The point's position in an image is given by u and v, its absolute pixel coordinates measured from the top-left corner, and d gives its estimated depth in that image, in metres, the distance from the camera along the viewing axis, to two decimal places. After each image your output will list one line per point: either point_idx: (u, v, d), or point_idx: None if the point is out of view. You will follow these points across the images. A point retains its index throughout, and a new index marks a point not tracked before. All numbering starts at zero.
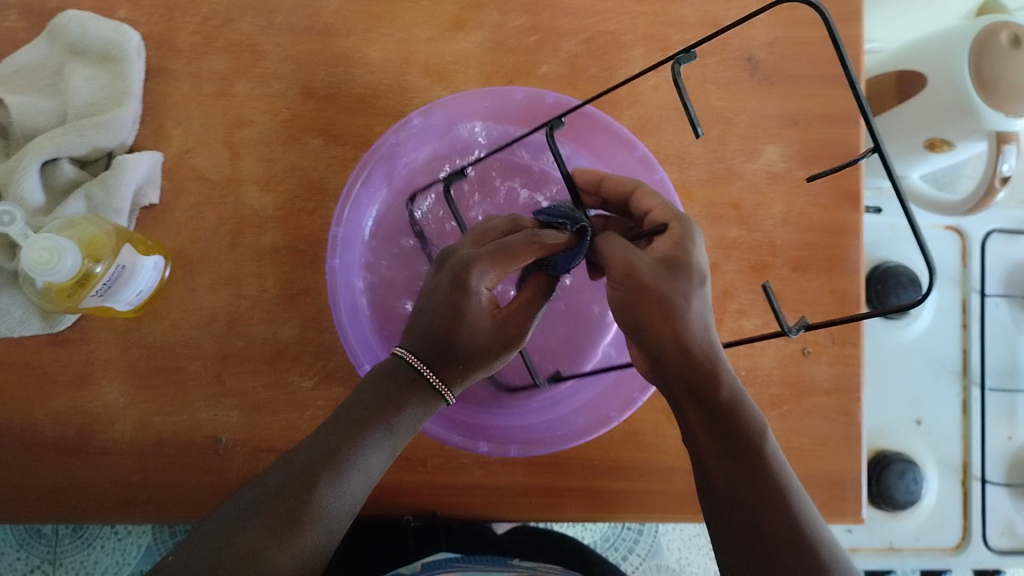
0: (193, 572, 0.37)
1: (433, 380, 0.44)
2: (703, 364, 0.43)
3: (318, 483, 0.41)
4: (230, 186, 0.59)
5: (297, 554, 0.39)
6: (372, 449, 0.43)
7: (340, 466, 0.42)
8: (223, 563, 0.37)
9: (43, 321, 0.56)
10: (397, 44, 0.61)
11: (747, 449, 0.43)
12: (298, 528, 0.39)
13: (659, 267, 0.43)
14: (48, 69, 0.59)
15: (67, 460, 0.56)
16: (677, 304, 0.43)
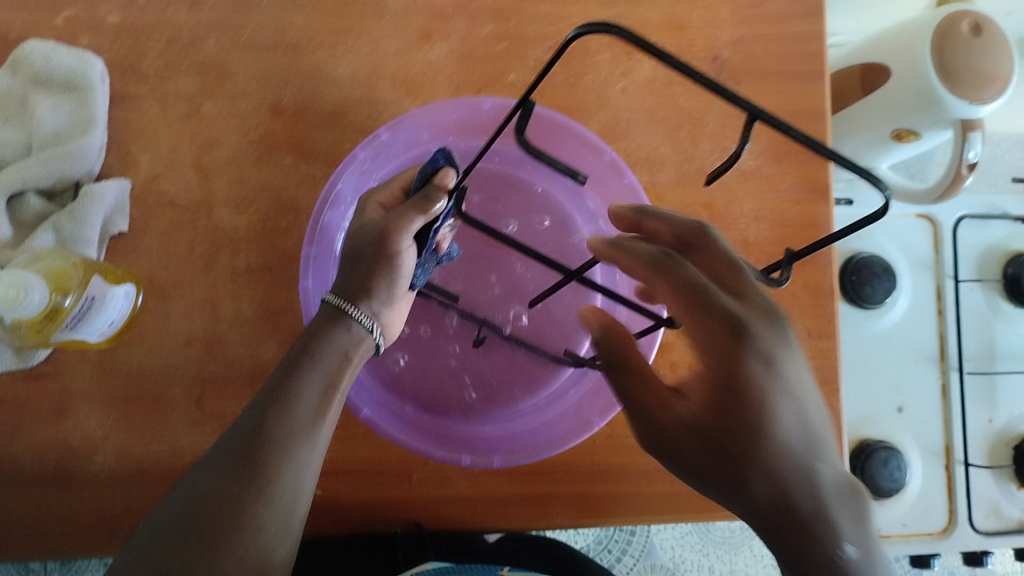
0: (173, 526, 0.39)
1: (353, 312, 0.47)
2: (753, 340, 0.38)
3: (270, 422, 0.43)
4: (200, 209, 0.58)
5: (269, 491, 0.41)
6: (312, 383, 0.45)
7: (288, 403, 0.44)
8: (195, 519, 0.40)
9: (17, 356, 0.55)
10: (363, 59, 0.61)
11: (826, 534, 0.34)
12: (261, 470, 0.41)
13: (723, 410, 0.37)
14: (12, 99, 0.59)
15: (47, 494, 0.55)
16: (756, 456, 0.36)
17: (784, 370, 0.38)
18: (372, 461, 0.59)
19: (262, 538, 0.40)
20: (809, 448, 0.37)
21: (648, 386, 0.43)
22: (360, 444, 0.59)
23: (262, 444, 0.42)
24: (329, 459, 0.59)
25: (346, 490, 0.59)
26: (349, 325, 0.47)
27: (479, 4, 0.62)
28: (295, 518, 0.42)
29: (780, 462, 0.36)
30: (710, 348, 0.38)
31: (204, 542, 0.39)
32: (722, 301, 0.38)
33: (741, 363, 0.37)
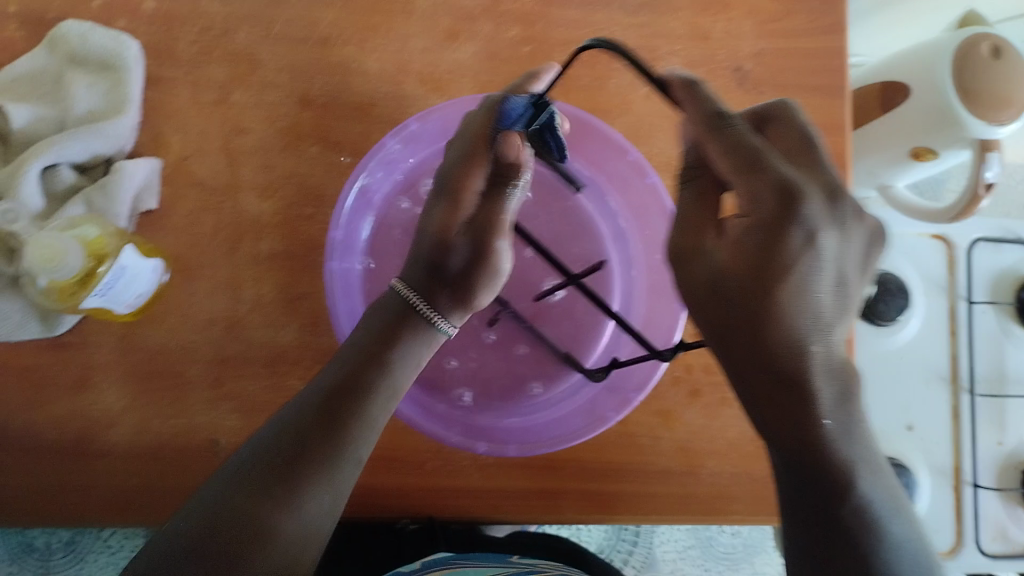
0: (253, 479, 0.41)
1: (423, 310, 0.49)
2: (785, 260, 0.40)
3: (349, 399, 0.45)
4: (227, 193, 0.60)
5: (339, 464, 0.44)
6: (393, 371, 0.48)
7: (352, 401, 0.45)
8: (272, 476, 0.42)
9: (42, 325, 0.56)
10: (392, 55, 0.62)
11: (849, 503, 0.42)
12: (317, 462, 0.43)
13: (750, 266, 0.40)
14: (47, 77, 0.60)
15: (64, 464, 0.56)
16: (766, 316, 0.40)
17: (821, 243, 0.40)
18: (385, 447, 0.60)
19: (304, 527, 0.41)
20: (837, 403, 0.41)
21: (698, 214, 0.44)
22: None
23: (319, 439, 0.43)
24: None
25: (358, 476, 0.60)
26: (422, 329, 0.49)
27: (507, 6, 0.64)
28: (333, 512, 0.44)
29: (782, 323, 0.40)
30: (756, 209, 0.40)
31: (276, 500, 0.41)
32: (774, 164, 0.40)
33: (785, 228, 0.39)
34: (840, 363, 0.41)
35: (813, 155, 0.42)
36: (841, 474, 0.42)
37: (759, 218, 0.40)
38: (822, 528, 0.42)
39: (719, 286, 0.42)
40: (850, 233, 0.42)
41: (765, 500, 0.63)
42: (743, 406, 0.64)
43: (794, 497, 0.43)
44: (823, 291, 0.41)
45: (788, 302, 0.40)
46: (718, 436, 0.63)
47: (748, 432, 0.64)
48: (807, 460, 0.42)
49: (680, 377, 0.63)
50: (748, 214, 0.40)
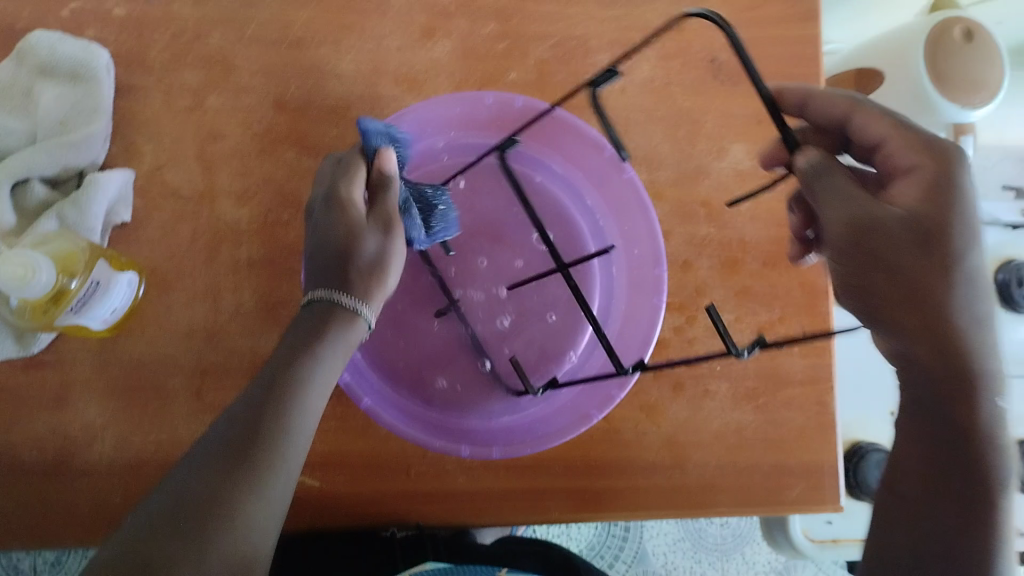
0: (164, 510, 0.39)
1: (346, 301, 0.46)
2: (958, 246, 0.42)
3: (267, 416, 0.43)
4: (203, 200, 0.59)
5: (260, 484, 0.41)
6: (309, 382, 0.45)
7: (281, 400, 0.44)
8: (186, 504, 0.40)
9: (18, 345, 0.55)
10: (366, 55, 0.62)
11: (997, 508, 0.44)
12: (250, 471, 0.41)
13: (951, 220, 0.42)
14: (17, 89, 0.59)
15: (44, 483, 0.55)
16: (939, 288, 0.42)
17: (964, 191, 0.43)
18: (371, 453, 0.60)
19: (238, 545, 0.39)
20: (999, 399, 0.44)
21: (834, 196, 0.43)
22: (361, 436, 0.60)
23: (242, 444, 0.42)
24: (329, 450, 0.59)
25: (346, 483, 0.59)
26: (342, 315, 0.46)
27: (482, 3, 0.63)
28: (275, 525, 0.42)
29: (956, 287, 0.42)
30: (925, 164, 0.44)
31: (189, 526, 0.39)
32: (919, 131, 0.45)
33: (948, 166, 0.43)
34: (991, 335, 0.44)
35: (951, 151, 0.44)
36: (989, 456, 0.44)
37: (916, 213, 0.42)
38: (950, 523, 0.44)
39: (929, 246, 0.42)
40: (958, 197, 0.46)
41: (752, 491, 0.63)
42: (727, 398, 0.64)
43: (944, 482, 0.45)
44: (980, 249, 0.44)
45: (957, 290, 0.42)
46: (703, 427, 0.64)
47: (733, 424, 0.64)
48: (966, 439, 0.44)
49: (662, 371, 0.64)
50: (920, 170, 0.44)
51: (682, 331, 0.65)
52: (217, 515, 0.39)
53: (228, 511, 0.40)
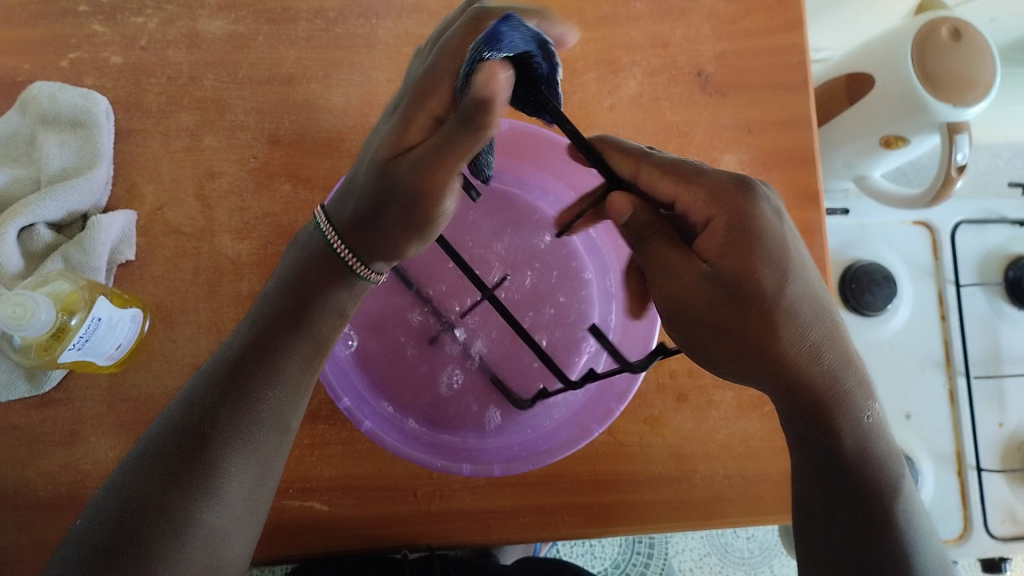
0: (195, 403, 0.45)
1: (348, 259, 0.47)
2: (764, 311, 0.42)
3: (279, 335, 0.47)
4: (204, 235, 0.60)
5: (269, 399, 0.46)
6: (320, 316, 0.47)
7: (291, 321, 0.47)
8: (214, 395, 0.45)
9: (29, 382, 0.57)
10: (356, 88, 0.64)
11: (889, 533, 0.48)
12: (256, 379, 0.46)
13: (758, 264, 0.42)
14: (21, 139, 0.61)
15: (58, 517, 0.56)
16: (778, 333, 0.43)
17: (784, 216, 0.45)
18: (377, 477, 0.60)
19: (236, 492, 0.44)
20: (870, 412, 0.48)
21: (672, 249, 0.44)
22: (366, 459, 0.60)
23: (216, 434, 0.44)
24: (336, 475, 0.59)
25: (354, 507, 0.59)
26: (349, 287, 0.48)
27: None
28: (263, 463, 0.46)
29: (807, 312, 0.44)
30: (720, 206, 0.43)
31: (209, 421, 0.44)
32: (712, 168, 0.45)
33: (753, 201, 0.43)
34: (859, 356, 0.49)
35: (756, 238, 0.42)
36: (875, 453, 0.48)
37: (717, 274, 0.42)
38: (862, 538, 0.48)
39: (739, 291, 0.42)
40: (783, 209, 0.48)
41: (762, 500, 0.62)
42: (731, 408, 0.64)
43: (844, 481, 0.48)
44: (813, 273, 0.45)
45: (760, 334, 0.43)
46: (707, 439, 0.63)
47: (738, 433, 0.63)
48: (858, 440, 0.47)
49: (666, 383, 0.63)
50: (720, 221, 0.43)
51: None
52: (238, 416, 0.45)
53: (245, 425, 0.45)
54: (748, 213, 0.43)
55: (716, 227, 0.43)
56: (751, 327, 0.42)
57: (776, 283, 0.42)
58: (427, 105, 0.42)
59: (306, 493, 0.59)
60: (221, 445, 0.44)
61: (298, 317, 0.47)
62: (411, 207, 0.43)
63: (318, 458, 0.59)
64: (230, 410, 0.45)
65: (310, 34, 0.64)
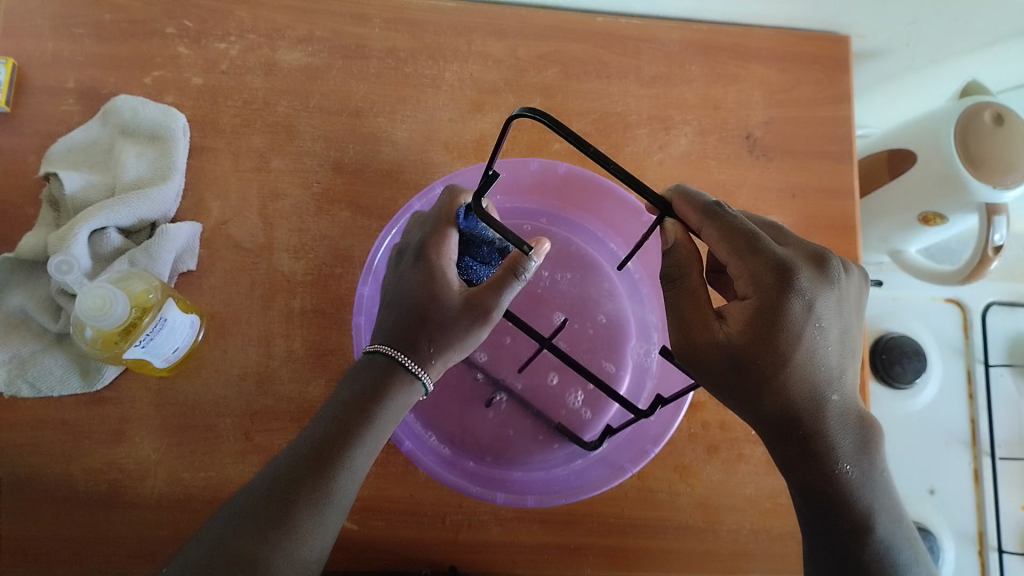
0: (282, 470, 0.46)
1: (405, 362, 0.50)
2: (762, 376, 0.44)
3: (352, 418, 0.48)
4: (264, 252, 0.63)
5: (342, 475, 0.47)
6: (394, 404, 0.49)
7: (370, 406, 0.48)
8: (299, 464, 0.46)
9: (83, 380, 0.59)
10: (419, 125, 0.67)
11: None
12: (334, 455, 0.46)
13: (765, 351, 0.43)
14: (100, 148, 0.64)
15: (99, 513, 0.58)
16: (762, 397, 0.44)
17: (819, 307, 0.44)
18: (409, 501, 0.61)
19: (306, 555, 0.44)
20: (869, 470, 0.46)
21: (694, 305, 0.46)
22: (397, 483, 0.61)
23: (298, 501, 0.45)
24: (369, 496, 0.60)
25: (382, 527, 0.60)
26: (408, 378, 0.50)
27: (528, 80, 0.68)
28: (327, 537, 0.46)
29: (798, 390, 0.44)
30: (758, 290, 0.43)
31: (288, 491, 0.45)
32: (770, 246, 0.44)
33: (788, 299, 0.43)
34: (857, 415, 0.46)
35: (777, 322, 0.43)
36: (857, 516, 0.45)
37: (733, 348, 0.44)
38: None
39: (749, 368, 0.44)
40: (843, 289, 0.46)
41: (785, 557, 0.63)
42: (761, 463, 0.64)
43: (819, 527, 0.47)
44: (833, 354, 0.45)
45: (762, 395, 0.44)
46: (736, 491, 0.63)
47: (767, 490, 0.64)
48: (830, 497, 0.45)
49: (697, 433, 0.64)
50: (750, 302, 0.44)
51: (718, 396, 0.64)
52: (314, 488, 0.45)
53: (318, 498, 0.45)
54: (789, 299, 0.43)
55: (743, 306, 0.44)
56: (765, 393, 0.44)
57: (783, 360, 0.43)
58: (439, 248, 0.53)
59: None
60: (298, 514, 0.44)
61: (376, 400, 0.48)
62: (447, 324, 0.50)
63: None
64: (313, 479, 0.46)
65: (381, 71, 0.67)
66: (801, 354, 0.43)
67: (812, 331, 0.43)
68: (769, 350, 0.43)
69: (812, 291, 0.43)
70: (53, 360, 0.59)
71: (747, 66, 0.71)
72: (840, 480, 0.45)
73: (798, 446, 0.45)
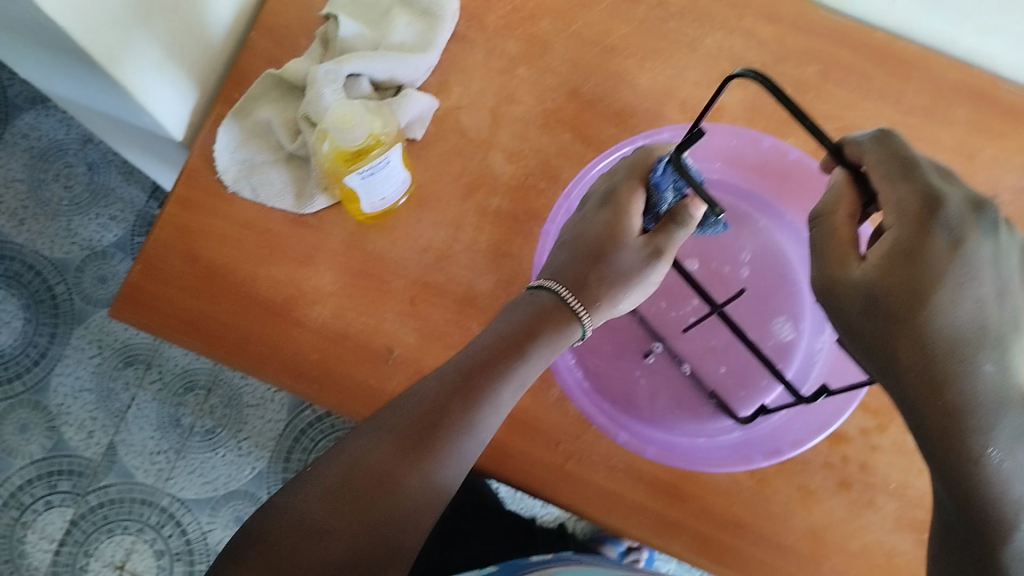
0: (429, 397, 0.49)
1: (573, 305, 0.53)
2: (898, 320, 0.42)
3: (501, 361, 0.51)
4: (483, 146, 0.66)
5: (486, 409, 0.49)
6: (542, 354, 0.52)
7: (521, 353, 0.51)
8: (448, 393, 0.49)
9: (296, 201, 0.64)
10: (665, 78, 0.67)
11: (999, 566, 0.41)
12: (480, 392, 0.49)
13: (902, 291, 0.42)
14: (378, 7, 0.69)
15: (268, 320, 0.63)
16: (897, 343, 0.42)
17: (970, 251, 0.42)
18: (531, 416, 0.62)
19: (444, 477, 0.48)
20: (1018, 454, 0.41)
21: (842, 248, 0.45)
22: (527, 395, 0.62)
23: (440, 432, 0.48)
24: None
25: (498, 431, 0.62)
26: (570, 328, 0.53)
27: (785, 70, 0.68)
28: (465, 460, 0.49)
29: (938, 337, 0.41)
30: (901, 223, 0.43)
31: (435, 420, 0.48)
32: (924, 177, 0.43)
33: (928, 236, 0.42)
34: (1011, 390, 0.41)
35: (920, 261, 0.42)
36: (995, 508, 0.41)
37: (874, 290, 0.43)
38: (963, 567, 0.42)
39: (888, 316, 0.42)
40: (1001, 243, 0.43)
41: None
42: (888, 519, 0.61)
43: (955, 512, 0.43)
44: (983, 306, 0.41)
45: (898, 345, 0.42)
46: (851, 534, 0.61)
47: (886, 546, 0.60)
48: (966, 474, 0.42)
49: (833, 464, 0.61)
50: (890, 237, 0.43)
51: (867, 434, 0.62)
52: (459, 420, 0.48)
53: (463, 429, 0.48)
54: (935, 238, 0.42)
55: (884, 243, 0.43)
56: (903, 341, 0.42)
57: (924, 304, 0.41)
58: (624, 197, 0.54)
59: None
60: (443, 441, 0.48)
61: (525, 346, 0.51)
62: (615, 274, 0.54)
63: None
64: (459, 410, 0.48)
65: (646, 17, 0.68)
66: (948, 301, 0.41)
67: (959, 274, 0.41)
68: (903, 288, 0.42)
69: (963, 235, 0.42)
70: (277, 174, 0.65)
71: (1017, 126, 0.67)
72: (982, 458, 0.41)
73: (937, 410, 0.41)
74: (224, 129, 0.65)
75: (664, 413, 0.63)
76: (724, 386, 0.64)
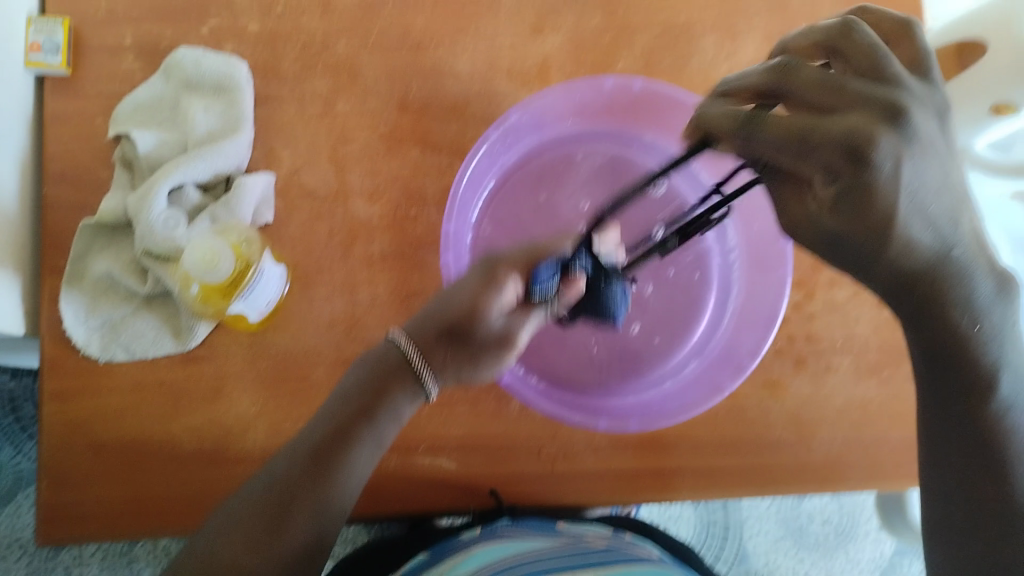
0: (280, 477, 0.46)
1: (420, 370, 0.50)
2: (875, 246, 0.40)
3: (351, 426, 0.48)
4: (338, 199, 0.62)
5: (340, 476, 0.47)
6: (388, 412, 0.49)
7: (369, 413, 0.49)
8: (295, 466, 0.46)
9: (176, 340, 0.59)
10: (481, 54, 0.65)
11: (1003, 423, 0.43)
12: (332, 464, 0.47)
13: (864, 232, 0.39)
14: (165, 104, 0.63)
15: (206, 470, 0.58)
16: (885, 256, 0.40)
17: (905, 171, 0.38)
18: (502, 434, 0.61)
19: (295, 548, 0.45)
20: (1000, 313, 0.43)
21: (794, 186, 0.42)
22: (492, 418, 0.61)
23: (291, 508, 0.45)
24: (465, 431, 0.61)
25: (480, 464, 0.60)
26: (410, 391, 0.50)
27: None
28: (327, 529, 0.46)
29: (914, 249, 0.40)
30: (837, 175, 0.38)
31: (285, 500, 0.45)
32: (835, 121, 0.38)
33: (869, 176, 0.37)
34: (980, 251, 0.42)
35: (868, 201, 0.38)
36: (984, 373, 0.43)
37: (848, 228, 0.40)
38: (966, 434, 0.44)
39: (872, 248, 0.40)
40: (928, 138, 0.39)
41: (879, 461, 0.63)
42: (848, 372, 0.64)
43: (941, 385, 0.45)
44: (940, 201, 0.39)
45: (888, 259, 0.40)
46: (826, 400, 0.63)
47: (857, 397, 0.64)
48: (959, 347, 0.43)
49: (783, 347, 0.63)
50: (826, 183, 0.39)
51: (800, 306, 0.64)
52: (308, 491, 0.46)
53: (315, 496, 0.46)
54: (869, 180, 0.37)
55: (824, 190, 0.39)
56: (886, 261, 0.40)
57: (892, 232, 0.39)
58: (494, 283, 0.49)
59: (435, 451, 0.60)
60: (293, 521, 0.45)
61: (370, 406, 0.49)
62: (467, 354, 0.51)
63: (447, 416, 0.60)
64: (309, 481, 0.46)
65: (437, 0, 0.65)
66: (911, 223, 0.39)
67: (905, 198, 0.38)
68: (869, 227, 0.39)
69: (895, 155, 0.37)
70: (145, 322, 0.59)
71: None
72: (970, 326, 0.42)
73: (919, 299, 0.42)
74: (67, 301, 0.59)
75: (621, 382, 0.63)
76: (664, 323, 0.66)
